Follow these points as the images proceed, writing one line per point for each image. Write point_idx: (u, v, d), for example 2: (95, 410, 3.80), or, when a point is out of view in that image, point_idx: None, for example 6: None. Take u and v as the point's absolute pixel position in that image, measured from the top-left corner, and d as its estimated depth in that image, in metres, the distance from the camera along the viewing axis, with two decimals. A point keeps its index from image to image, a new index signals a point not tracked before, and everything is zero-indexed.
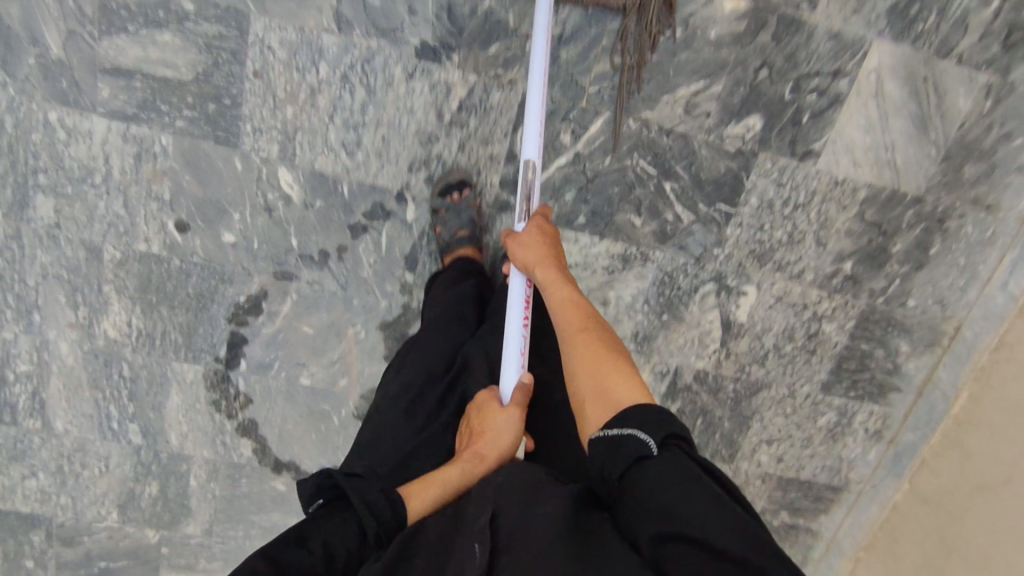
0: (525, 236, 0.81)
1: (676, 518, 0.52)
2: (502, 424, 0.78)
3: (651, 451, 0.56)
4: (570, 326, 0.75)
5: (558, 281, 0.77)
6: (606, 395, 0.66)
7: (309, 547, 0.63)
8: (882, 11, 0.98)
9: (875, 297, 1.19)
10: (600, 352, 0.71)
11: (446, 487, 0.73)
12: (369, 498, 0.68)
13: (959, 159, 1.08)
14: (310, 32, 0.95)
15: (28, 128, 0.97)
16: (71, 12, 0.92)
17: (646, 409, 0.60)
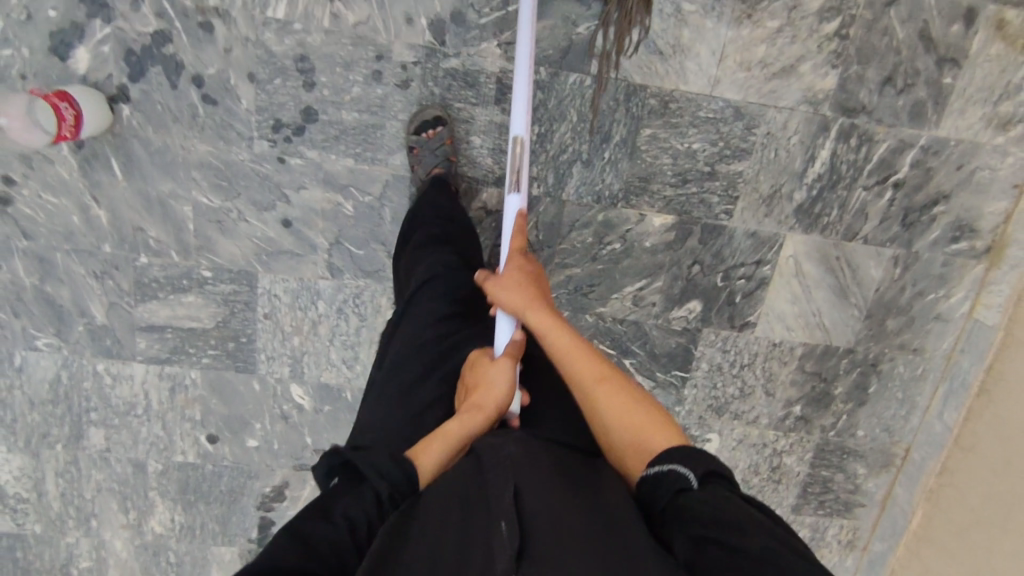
0: (512, 279, 0.80)
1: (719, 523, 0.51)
2: (509, 378, 0.74)
3: (691, 483, 0.57)
4: (588, 371, 0.72)
5: (555, 324, 0.76)
6: (640, 446, 0.65)
7: (332, 519, 0.54)
8: (790, 212, 1.14)
9: (828, 431, 1.34)
10: (630, 398, 0.69)
11: (449, 433, 0.67)
12: (386, 467, 0.59)
13: (881, 315, 1.24)
14: (308, 280, 1.13)
15: (81, 378, 1.16)
16: (111, 288, 1.10)
17: (687, 450, 0.61)
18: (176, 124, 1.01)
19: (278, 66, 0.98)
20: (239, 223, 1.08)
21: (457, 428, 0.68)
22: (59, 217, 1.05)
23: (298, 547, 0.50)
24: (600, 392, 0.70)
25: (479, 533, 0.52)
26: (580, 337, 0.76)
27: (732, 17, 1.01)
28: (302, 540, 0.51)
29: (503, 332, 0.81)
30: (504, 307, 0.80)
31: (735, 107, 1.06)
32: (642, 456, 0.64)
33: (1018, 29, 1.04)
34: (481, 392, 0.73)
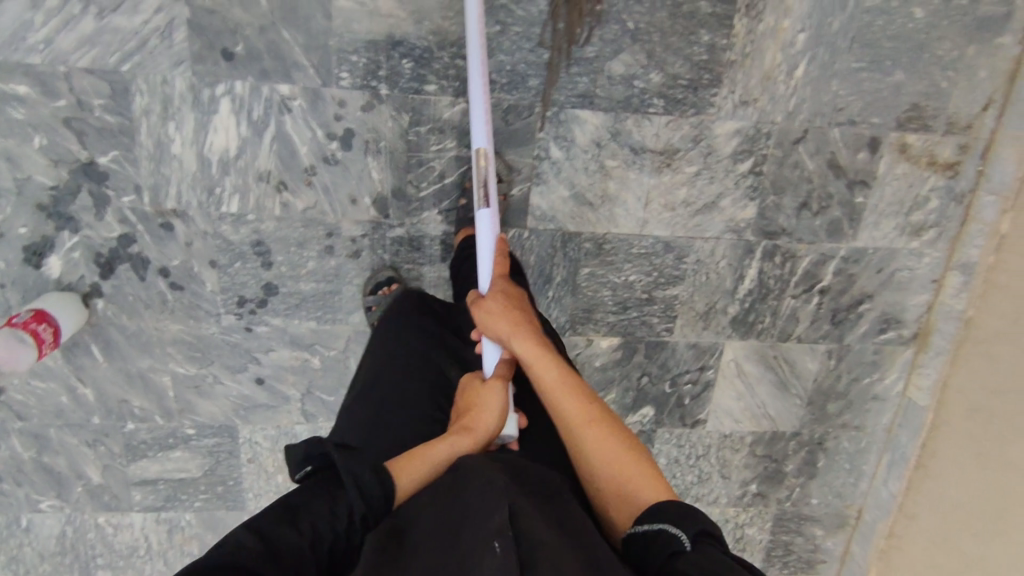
0: (497, 306, 0.77)
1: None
2: (496, 415, 0.73)
3: (683, 545, 0.55)
4: (578, 415, 0.70)
5: (543, 358, 0.72)
6: (622, 492, 0.65)
7: (298, 527, 0.56)
8: (725, 322, 1.23)
9: (784, 503, 1.43)
10: (619, 446, 0.68)
11: (438, 462, 0.66)
12: (360, 480, 0.60)
13: (822, 401, 1.33)
14: (285, 426, 1.21)
15: (85, 530, 1.25)
16: (104, 452, 1.19)
17: (680, 509, 0.60)
18: (147, 310, 1.09)
19: (236, 252, 1.07)
20: (215, 385, 1.16)
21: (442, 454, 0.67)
22: (49, 399, 1.13)
23: (260, 554, 0.52)
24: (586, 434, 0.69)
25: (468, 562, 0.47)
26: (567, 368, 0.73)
27: (652, 166, 1.09)
28: (270, 549, 0.53)
29: (489, 354, 0.79)
30: (491, 336, 0.76)
31: (664, 242, 1.15)
32: (627, 507, 0.64)
33: (919, 150, 1.12)
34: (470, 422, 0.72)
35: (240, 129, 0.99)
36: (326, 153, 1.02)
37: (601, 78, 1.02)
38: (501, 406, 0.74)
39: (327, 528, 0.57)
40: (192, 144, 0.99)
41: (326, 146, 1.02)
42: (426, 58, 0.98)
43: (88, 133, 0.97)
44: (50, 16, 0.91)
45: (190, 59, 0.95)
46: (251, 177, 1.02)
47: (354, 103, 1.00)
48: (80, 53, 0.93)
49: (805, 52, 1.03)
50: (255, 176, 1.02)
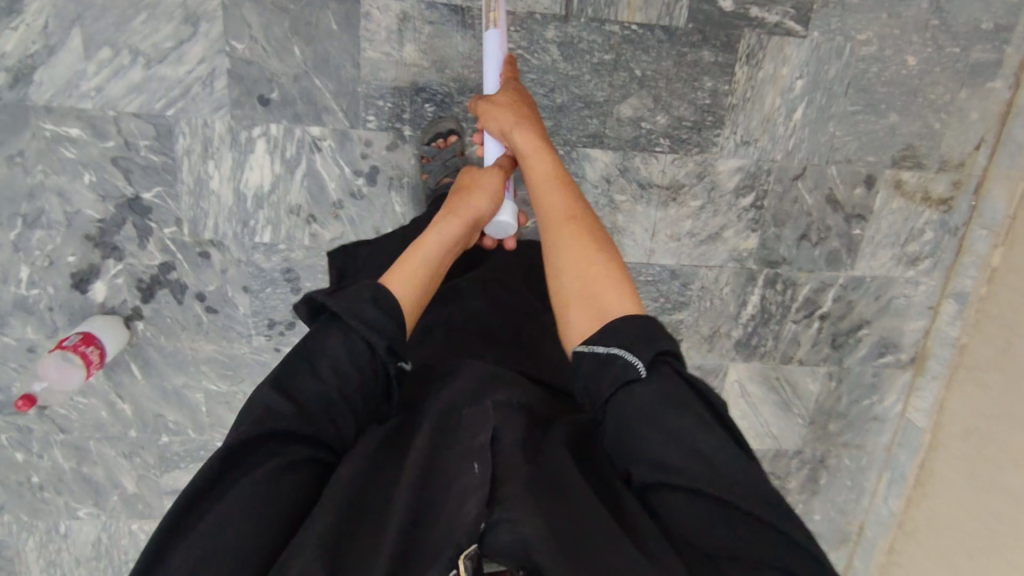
0: (505, 100, 0.87)
1: (681, 469, 0.54)
2: (487, 198, 0.85)
3: (640, 372, 0.59)
4: (558, 211, 0.78)
5: (541, 154, 0.84)
6: (593, 297, 0.69)
7: (317, 373, 0.61)
8: (730, 346, 1.29)
9: None
10: (590, 241, 0.74)
11: (430, 258, 0.76)
12: (370, 320, 0.63)
13: (822, 420, 1.39)
14: None
15: (119, 537, 1.32)
16: (139, 463, 1.27)
17: (637, 321, 0.63)
18: (184, 331, 1.17)
19: (268, 278, 1.14)
20: (245, 401, 1.24)
21: (438, 247, 0.77)
22: (91, 413, 1.21)
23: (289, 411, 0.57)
24: (564, 231, 0.76)
25: (450, 475, 0.55)
26: (559, 168, 0.82)
27: (659, 200, 1.15)
28: (298, 412, 0.58)
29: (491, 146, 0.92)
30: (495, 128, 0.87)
31: (671, 270, 1.21)
32: (594, 303, 0.68)
33: (913, 186, 1.19)
34: (460, 208, 0.82)
35: (274, 167, 1.07)
36: (353, 189, 1.10)
37: (611, 120, 1.09)
38: (490, 193, 0.85)
39: (348, 370, 0.62)
40: (229, 182, 1.07)
41: (353, 182, 1.09)
42: (446, 102, 1.06)
43: (134, 171, 1.05)
44: (101, 67, 0.99)
45: (229, 105, 1.02)
46: (283, 211, 1.10)
47: (380, 142, 1.07)
48: (128, 99, 1.01)
49: (803, 97, 1.10)
50: (287, 209, 1.10)
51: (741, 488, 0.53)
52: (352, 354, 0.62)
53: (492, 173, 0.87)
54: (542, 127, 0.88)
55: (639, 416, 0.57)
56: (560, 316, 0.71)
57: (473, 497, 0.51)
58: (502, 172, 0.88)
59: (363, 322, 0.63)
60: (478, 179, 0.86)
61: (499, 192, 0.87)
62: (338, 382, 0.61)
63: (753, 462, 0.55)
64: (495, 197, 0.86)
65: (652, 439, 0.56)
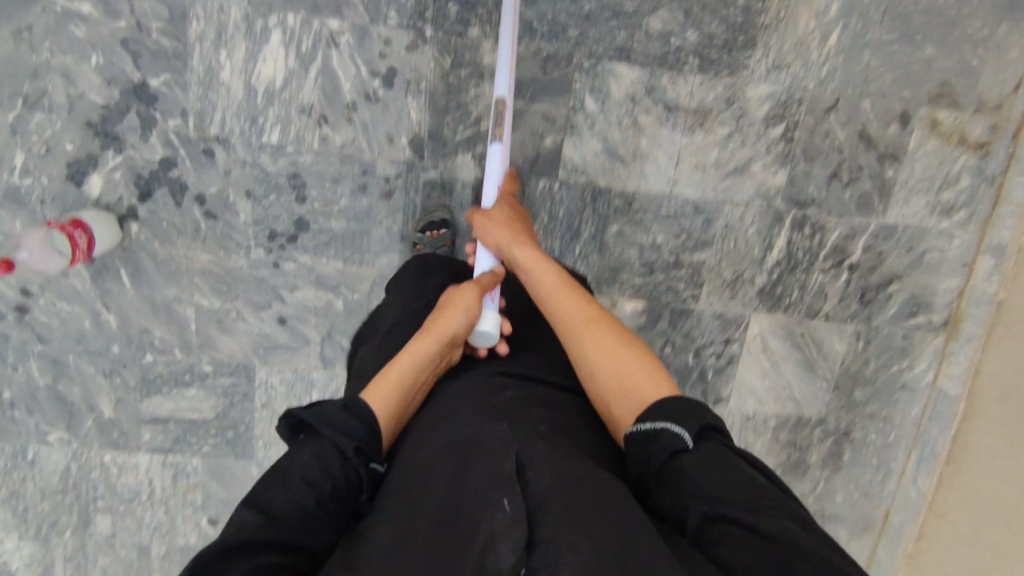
0: (502, 219, 0.90)
1: (721, 499, 0.57)
2: (463, 316, 0.80)
3: (686, 443, 0.62)
4: (577, 317, 0.79)
5: (542, 265, 0.84)
6: (629, 392, 0.72)
7: (290, 482, 0.61)
8: (753, 294, 1.22)
9: (806, 497, 1.37)
10: (615, 344, 0.75)
11: (406, 376, 0.73)
12: (342, 424, 0.66)
13: (849, 386, 1.29)
14: (302, 370, 1.20)
15: (90, 469, 1.23)
16: (119, 385, 1.18)
17: (673, 404, 0.66)
18: (180, 238, 1.11)
19: (272, 183, 1.09)
20: (237, 321, 1.16)
21: (412, 372, 0.74)
22: (72, 324, 1.14)
23: (261, 518, 0.58)
24: (587, 335, 0.78)
25: (472, 517, 0.52)
26: (564, 275, 0.82)
27: (684, 126, 1.11)
28: (267, 518, 0.59)
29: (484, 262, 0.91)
30: (494, 244, 0.89)
31: (694, 204, 1.15)
32: (630, 399, 0.71)
33: (950, 127, 1.14)
34: (433, 325, 0.78)
35: (288, 60, 1.03)
36: (368, 91, 1.06)
37: (638, 34, 1.06)
38: (467, 310, 0.80)
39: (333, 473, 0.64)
40: (240, 74, 1.03)
41: (368, 83, 1.05)
42: (471, 2, 1.03)
43: (143, 54, 1.01)
44: None
45: None
46: (294, 110, 1.06)
47: (399, 42, 1.04)
48: None
49: (837, 22, 1.07)
50: (298, 108, 1.05)
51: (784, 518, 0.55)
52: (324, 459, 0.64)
53: (468, 289, 0.83)
54: (536, 239, 0.90)
55: (684, 478, 0.60)
56: (604, 408, 0.74)
57: (506, 540, 0.48)
58: (480, 288, 0.84)
59: (336, 432, 0.66)
60: (454, 296, 0.82)
61: (479, 311, 0.81)
62: (313, 491, 0.62)
63: (791, 508, 0.57)
64: (476, 313, 0.81)
65: (703, 484, 0.59)
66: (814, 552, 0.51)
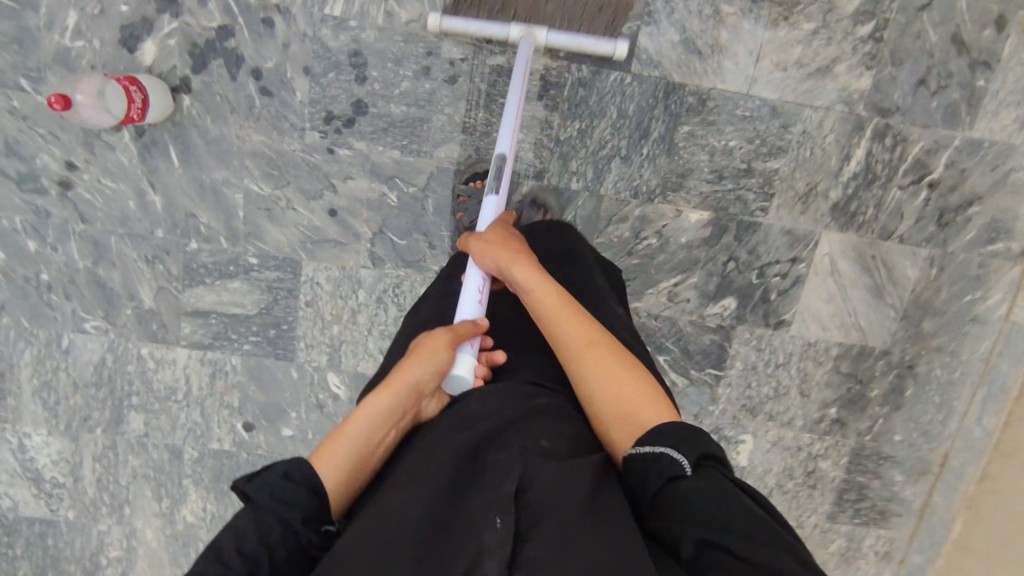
0: (495, 240, 0.87)
1: (720, 526, 0.53)
2: (429, 367, 0.73)
3: (685, 470, 0.59)
4: (577, 337, 0.75)
5: (541, 283, 0.81)
6: (628, 417, 0.68)
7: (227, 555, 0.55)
8: (825, 210, 1.16)
9: (864, 436, 1.31)
10: (617, 364, 0.72)
11: (360, 439, 0.67)
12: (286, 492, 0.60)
13: (917, 316, 1.23)
14: (350, 268, 1.16)
15: (126, 362, 1.18)
16: (161, 273, 1.14)
17: (674, 428, 0.63)
18: (233, 115, 1.06)
19: (332, 61, 1.04)
20: (287, 211, 1.12)
21: (368, 430, 0.68)
22: (117, 203, 1.10)
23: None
24: (586, 357, 0.73)
25: None
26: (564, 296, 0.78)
27: (767, 19, 1.06)
28: None
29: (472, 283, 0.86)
30: (490, 263, 0.85)
31: (772, 106, 1.10)
32: (628, 426, 0.67)
33: None
34: (392, 378, 0.72)
35: None
36: None
37: None
38: (432, 359, 0.73)
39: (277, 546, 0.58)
40: None
41: None
42: None
43: None
44: None
45: None
46: None
47: None
48: None
49: None
50: None
51: (789, 557, 0.51)
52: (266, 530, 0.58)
53: (441, 335, 0.76)
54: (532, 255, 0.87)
55: (680, 507, 0.57)
56: (602, 437, 0.70)
57: None
58: (452, 334, 0.76)
59: (278, 502, 0.59)
60: (422, 345, 0.76)
61: (450, 360, 0.75)
62: (250, 566, 0.56)
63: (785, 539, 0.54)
64: (443, 363, 0.74)
65: (701, 507, 0.56)
66: None
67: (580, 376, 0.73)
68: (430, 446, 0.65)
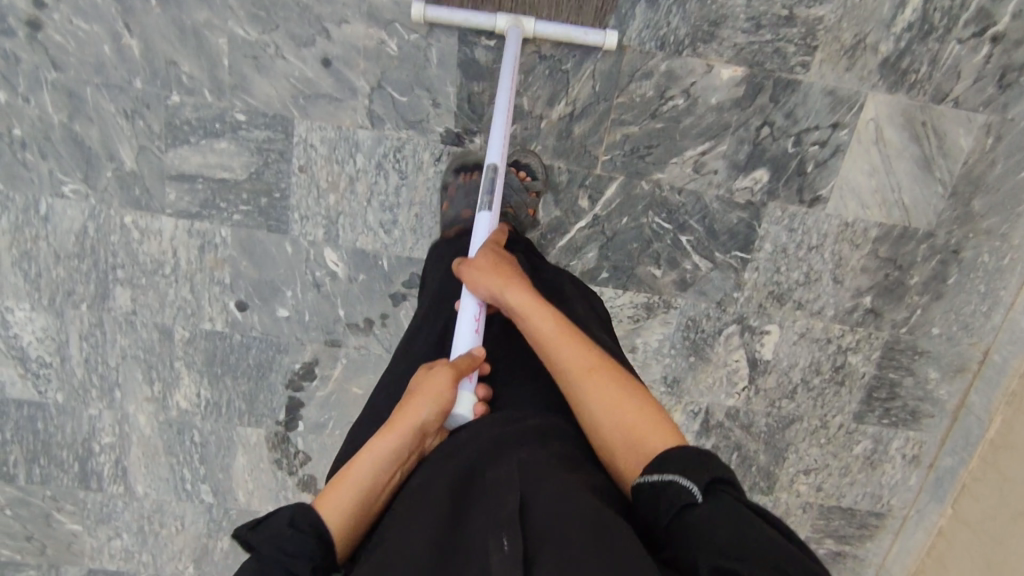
0: (488, 264, 0.82)
1: (731, 552, 0.50)
2: (432, 405, 0.70)
3: (696, 497, 0.56)
4: (578, 364, 0.72)
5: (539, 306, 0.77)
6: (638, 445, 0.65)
7: None
8: (873, 67, 1.04)
9: (899, 328, 1.22)
10: (619, 388, 0.69)
11: (364, 481, 0.65)
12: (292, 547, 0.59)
13: (967, 194, 1.12)
14: (347, 129, 1.06)
15: (108, 231, 1.10)
16: (142, 130, 1.05)
17: (683, 455, 0.60)
18: None
19: None
20: (276, 60, 1.02)
21: (371, 474, 0.66)
22: (91, 48, 1.00)
23: None
24: (584, 385, 0.71)
25: None
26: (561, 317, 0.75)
27: None
28: None
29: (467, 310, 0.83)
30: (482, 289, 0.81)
31: None
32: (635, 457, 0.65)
33: None
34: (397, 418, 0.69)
35: None
36: None
37: None
38: (436, 396, 0.70)
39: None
40: None
41: None
42: None
43: None
44: None
45: None
46: None
47: None
48: None
49: None
50: None
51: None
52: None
53: (442, 370, 0.73)
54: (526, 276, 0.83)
55: (693, 535, 0.53)
56: (615, 472, 0.68)
57: None
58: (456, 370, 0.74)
59: (285, 555, 0.59)
60: (424, 379, 0.73)
61: (451, 397, 0.72)
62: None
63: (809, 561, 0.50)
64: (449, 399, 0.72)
65: (711, 535, 0.52)
66: None
67: (583, 404, 0.70)
68: (427, 480, 0.65)
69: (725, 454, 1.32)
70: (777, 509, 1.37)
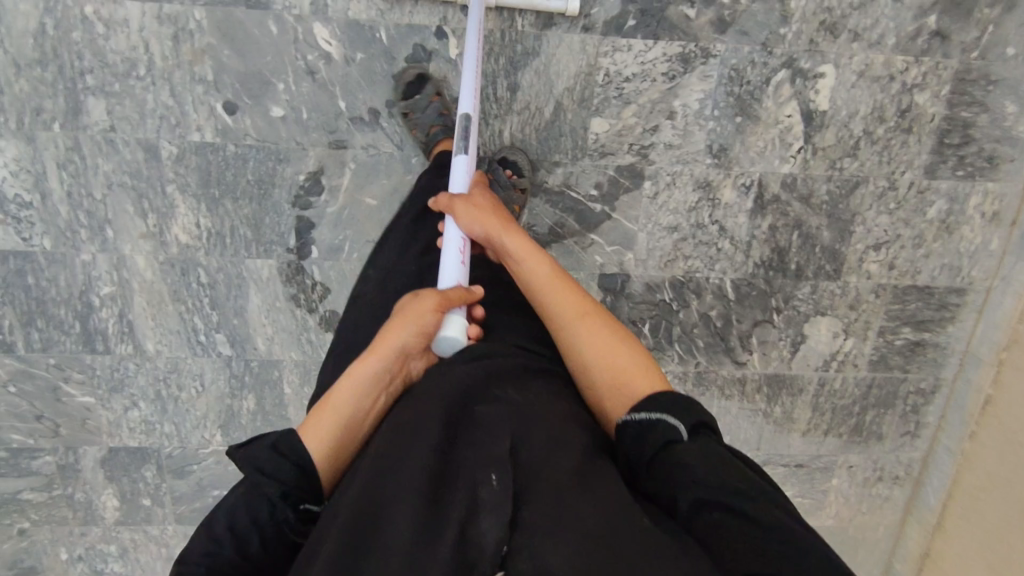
0: (479, 202, 0.78)
1: (720, 488, 0.48)
2: (412, 328, 0.64)
3: (681, 434, 0.53)
4: (569, 307, 0.68)
5: (532, 250, 0.72)
6: (622, 386, 0.62)
7: (218, 538, 0.55)
8: None
9: (969, 53, 1.09)
10: (612, 334, 0.66)
11: (348, 407, 0.60)
12: (276, 474, 0.55)
13: None
14: None
15: (69, 27, 0.98)
16: None
17: (674, 396, 0.57)
18: None
19: None
20: None
21: (353, 399, 0.61)
22: None
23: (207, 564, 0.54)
24: (578, 326, 0.66)
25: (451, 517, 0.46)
26: (558, 265, 0.71)
27: None
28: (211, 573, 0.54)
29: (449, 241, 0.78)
30: (474, 225, 0.76)
31: None
32: (621, 401, 0.61)
33: None
34: (378, 343, 0.63)
35: None
36: None
37: None
38: (416, 320, 0.64)
39: (266, 524, 0.56)
40: None
41: None
42: None
43: None
44: None
45: None
46: None
47: None
48: None
49: None
50: None
51: (784, 513, 0.47)
52: (256, 513, 0.56)
53: (426, 297, 0.66)
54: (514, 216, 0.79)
55: (679, 467, 0.50)
56: (598, 415, 0.64)
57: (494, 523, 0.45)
58: (440, 297, 0.66)
59: (265, 476, 0.55)
60: (408, 306, 0.66)
61: (435, 322, 0.65)
62: (241, 543, 0.55)
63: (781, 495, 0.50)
64: (432, 324, 0.65)
65: (698, 471, 0.49)
66: (807, 543, 0.44)
67: (572, 347, 0.66)
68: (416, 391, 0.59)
69: (783, 234, 1.19)
70: (846, 296, 1.25)
